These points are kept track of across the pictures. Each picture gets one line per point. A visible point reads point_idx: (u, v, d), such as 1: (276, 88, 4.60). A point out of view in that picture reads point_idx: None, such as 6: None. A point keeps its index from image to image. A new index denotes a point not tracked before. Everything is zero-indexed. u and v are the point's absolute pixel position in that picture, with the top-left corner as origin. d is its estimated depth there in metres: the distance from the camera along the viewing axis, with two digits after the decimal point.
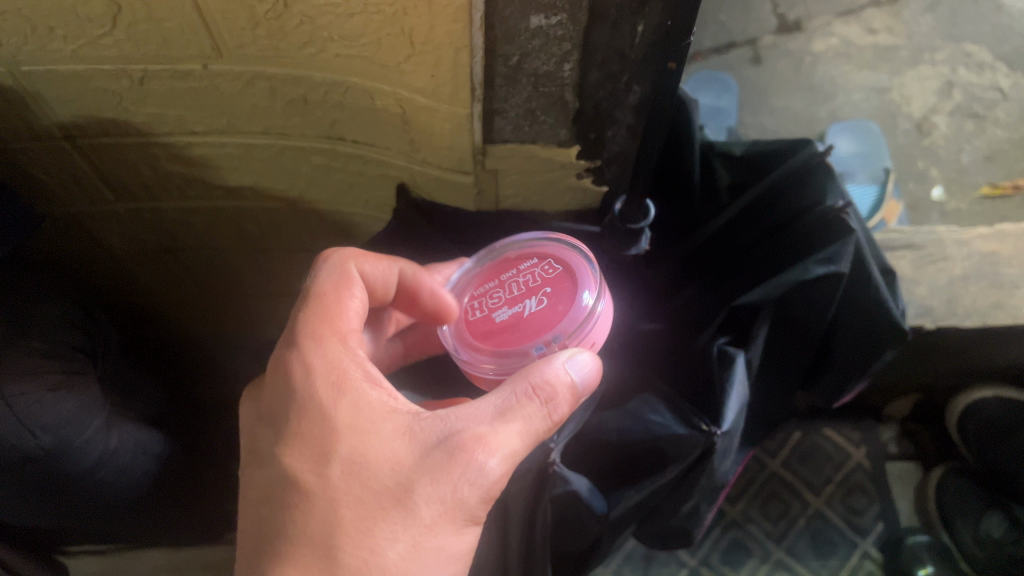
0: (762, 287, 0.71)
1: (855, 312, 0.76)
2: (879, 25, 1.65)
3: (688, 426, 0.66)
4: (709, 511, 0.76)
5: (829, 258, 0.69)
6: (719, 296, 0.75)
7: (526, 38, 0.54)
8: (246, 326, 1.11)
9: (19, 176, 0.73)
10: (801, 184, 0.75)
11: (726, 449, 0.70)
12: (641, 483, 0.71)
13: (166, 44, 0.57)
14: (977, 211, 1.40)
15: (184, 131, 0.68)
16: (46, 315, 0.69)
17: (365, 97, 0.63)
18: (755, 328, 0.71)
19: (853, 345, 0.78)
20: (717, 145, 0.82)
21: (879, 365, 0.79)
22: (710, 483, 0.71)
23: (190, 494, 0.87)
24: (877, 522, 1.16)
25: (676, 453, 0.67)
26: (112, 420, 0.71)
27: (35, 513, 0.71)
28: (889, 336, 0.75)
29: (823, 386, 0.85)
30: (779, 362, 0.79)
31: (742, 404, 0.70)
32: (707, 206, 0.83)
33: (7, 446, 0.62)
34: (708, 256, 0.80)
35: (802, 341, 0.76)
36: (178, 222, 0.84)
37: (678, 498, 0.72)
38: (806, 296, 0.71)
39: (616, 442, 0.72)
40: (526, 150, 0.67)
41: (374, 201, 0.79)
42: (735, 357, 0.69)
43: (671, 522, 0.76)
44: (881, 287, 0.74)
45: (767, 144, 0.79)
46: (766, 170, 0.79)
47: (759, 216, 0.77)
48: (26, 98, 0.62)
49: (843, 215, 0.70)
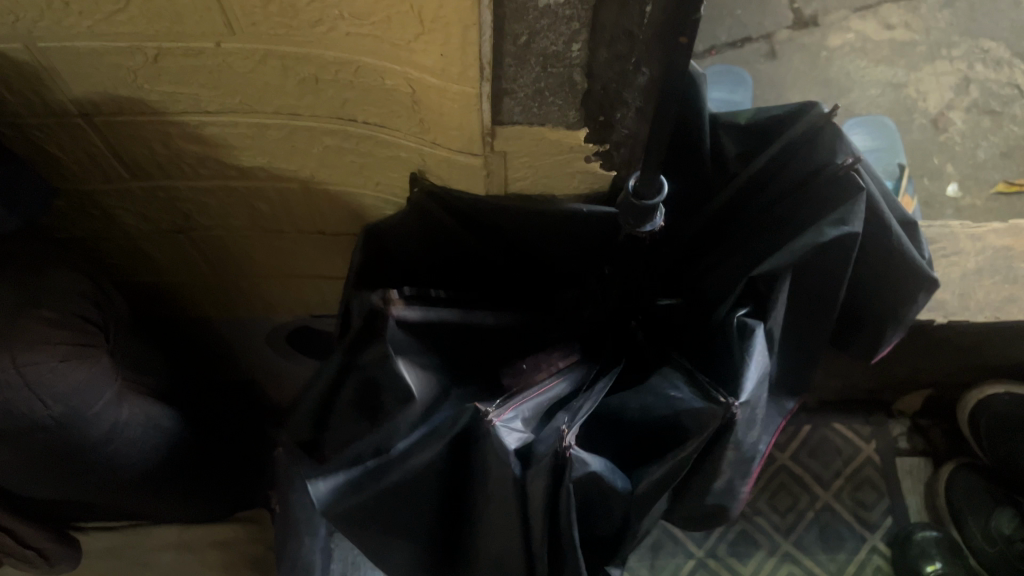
0: (778, 253, 0.71)
1: (874, 268, 0.76)
2: (896, 20, 1.62)
3: (706, 400, 0.64)
4: (745, 485, 0.73)
5: (842, 218, 0.70)
6: (738, 269, 0.75)
7: (534, 16, 0.55)
8: (261, 309, 1.11)
9: (38, 152, 0.76)
10: (810, 146, 0.73)
11: (751, 420, 0.68)
12: (663, 457, 0.67)
13: (179, 21, 0.58)
14: (993, 208, 1.41)
15: (198, 110, 0.70)
16: (59, 286, 0.70)
17: (375, 77, 0.63)
18: (775, 295, 0.71)
19: (882, 300, 0.78)
20: (722, 116, 0.80)
21: (914, 312, 0.78)
22: (739, 457, 0.69)
23: (198, 471, 0.89)
24: (886, 516, 1.22)
25: (696, 427, 0.65)
26: (123, 393, 0.75)
27: (50, 484, 0.74)
28: (915, 280, 0.75)
29: (859, 343, 0.84)
30: (805, 329, 0.79)
31: (765, 374, 0.69)
32: (716, 178, 0.82)
33: (18, 414, 0.65)
34: (726, 226, 0.80)
35: (823, 308, 0.76)
36: (194, 202, 0.86)
37: (709, 473, 0.69)
38: (825, 260, 0.71)
39: (637, 420, 0.70)
40: (535, 132, 0.66)
41: (386, 182, 0.79)
42: (756, 329, 0.68)
43: (706, 501, 0.73)
44: (904, 238, 0.73)
45: (770, 111, 0.77)
46: (774, 135, 0.77)
47: (774, 178, 0.76)
48: (42, 72, 0.64)
49: (853, 171, 0.70)
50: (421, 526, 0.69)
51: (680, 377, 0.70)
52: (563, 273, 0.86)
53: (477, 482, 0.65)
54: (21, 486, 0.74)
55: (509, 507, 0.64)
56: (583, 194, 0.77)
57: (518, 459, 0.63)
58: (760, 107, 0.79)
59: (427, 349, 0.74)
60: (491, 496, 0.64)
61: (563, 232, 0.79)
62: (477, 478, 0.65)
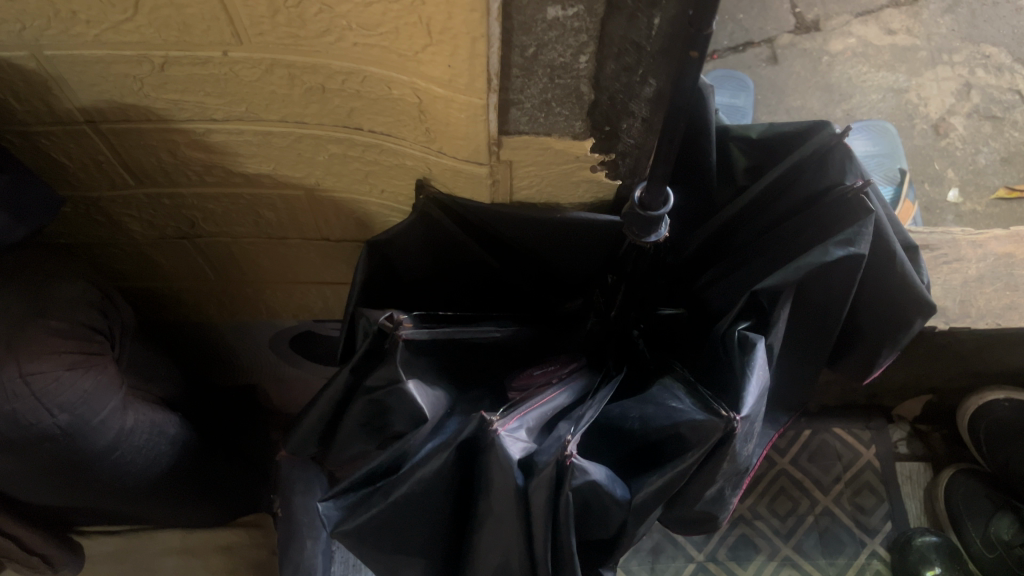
0: (782, 271, 0.71)
1: (874, 290, 0.77)
2: (897, 25, 1.62)
3: (706, 412, 0.65)
4: (733, 494, 0.73)
5: (848, 239, 0.69)
6: (740, 282, 0.75)
7: (542, 29, 0.55)
8: (264, 315, 1.11)
9: (44, 159, 0.76)
10: (820, 165, 0.74)
11: (749, 433, 0.68)
12: (662, 468, 0.67)
13: (186, 30, 0.58)
14: (995, 214, 1.42)
15: (204, 118, 0.70)
16: (66, 296, 0.71)
17: (381, 86, 0.63)
18: (777, 311, 0.71)
19: (879, 322, 0.78)
20: (733, 129, 0.80)
21: (911, 335, 0.78)
22: (733, 468, 0.69)
23: (201, 477, 0.90)
24: (886, 522, 1.23)
25: (695, 439, 0.65)
26: (128, 402, 0.75)
27: (54, 491, 0.74)
28: (913, 306, 0.76)
29: (851, 362, 0.84)
30: (802, 346, 0.79)
31: (765, 390, 0.69)
32: (722, 188, 0.83)
33: (24, 424, 0.64)
34: (729, 239, 0.81)
35: (822, 324, 0.76)
36: (198, 209, 0.86)
37: (702, 482, 0.68)
38: (827, 277, 0.71)
39: (637, 430, 0.71)
40: (541, 142, 0.66)
41: (390, 190, 0.79)
42: (757, 343, 0.68)
43: (694, 509, 0.72)
44: (904, 263, 0.74)
45: (783, 127, 0.77)
46: (783, 151, 0.77)
47: (782, 195, 0.76)
48: (49, 81, 0.64)
49: (861, 195, 0.70)
50: (425, 524, 0.69)
51: (683, 390, 0.70)
52: (571, 284, 0.87)
53: (481, 487, 0.65)
54: (26, 494, 0.75)
55: (511, 513, 0.64)
56: (587, 201, 0.77)
57: (521, 470, 0.63)
58: (772, 122, 0.78)
59: (433, 366, 0.76)
60: (494, 508, 0.64)
61: (569, 243, 0.79)
62: (481, 489, 0.65)
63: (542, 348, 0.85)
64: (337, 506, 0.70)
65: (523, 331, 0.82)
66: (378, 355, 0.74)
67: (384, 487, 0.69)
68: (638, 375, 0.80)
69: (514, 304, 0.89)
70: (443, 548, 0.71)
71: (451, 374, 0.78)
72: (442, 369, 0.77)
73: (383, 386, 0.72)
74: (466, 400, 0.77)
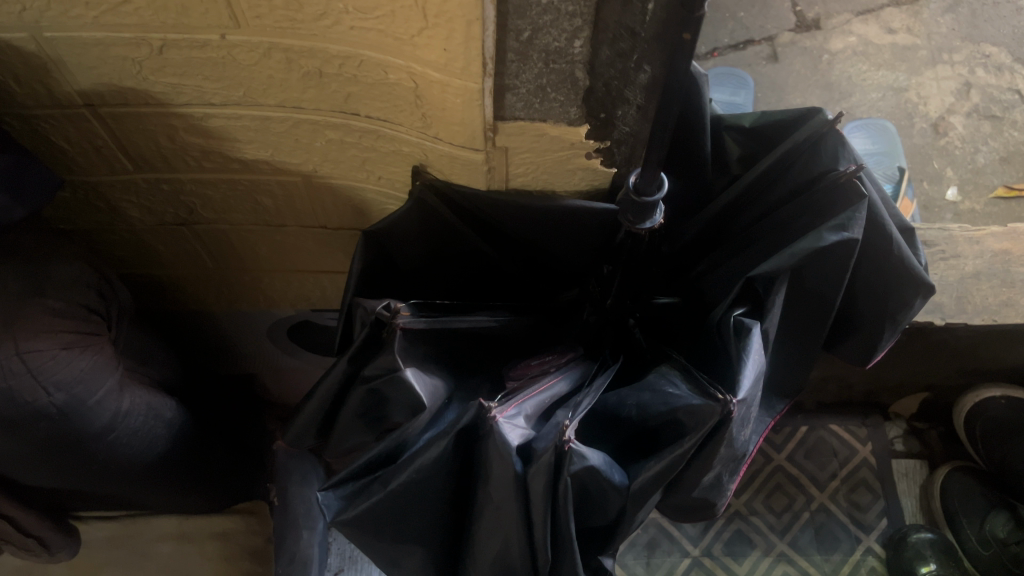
0: (776, 257, 0.71)
1: (871, 274, 0.77)
2: (898, 24, 1.62)
3: (703, 397, 0.65)
4: (732, 480, 0.74)
5: (842, 224, 0.70)
6: (736, 269, 0.75)
7: (537, 12, 0.55)
8: (263, 304, 1.11)
9: (42, 142, 0.76)
10: (813, 151, 0.74)
11: (746, 418, 0.68)
12: (660, 454, 0.67)
13: (184, 13, 0.59)
14: (994, 213, 1.42)
15: (202, 102, 0.70)
16: (64, 276, 0.71)
17: (379, 71, 0.63)
18: (772, 297, 0.71)
19: (876, 306, 0.79)
20: (727, 119, 0.82)
21: (910, 317, 0.78)
22: (731, 453, 0.69)
23: (196, 462, 0.90)
24: (881, 519, 1.23)
25: (692, 424, 0.65)
26: (124, 384, 0.76)
27: (49, 473, 0.75)
28: (909, 289, 0.76)
29: (851, 347, 0.85)
30: (797, 332, 0.80)
31: (761, 375, 0.69)
32: (717, 175, 0.84)
33: (21, 402, 0.65)
34: (724, 227, 0.81)
35: (817, 312, 0.77)
36: (196, 195, 0.86)
37: (699, 467, 0.69)
38: (820, 262, 0.72)
39: (635, 417, 0.71)
40: (537, 128, 0.67)
41: (388, 176, 0.79)
42: (752, 328, 0.68)
43: (692, 495, 0.73)
44: (902, 244, 0.74)
45: (777, 114, 0.78)
46: (776, 139, 0.78)
47: (776, 182, 0.77)
48: (48, 63, 0.65)
49: (854, 178, 0.70)
50: (425, 511, 0.70)
51: (678, 374, 0.70)
52: (567, 272, 0.87)
53: (479, 475, 0.65)
54: (23, 475, 0.75)
55: (510, 499, 0.64)
56: (583, 189, 0.77)
57: (519, 457, 0.63)
58: (765, 110, 0.79)
59: (432, 354, 0.75)
60: (494, 493, 0.65)
61: (567, 231, 0.79)
62: (480, 474, 0.66)
63: (539, 338, 0.85)
64: (337, 495, 0.71)
65: (517, 320, 0.81)
66: (377, 344, 0.74)
67: (383, 476, 0.69)
68: (635, 363, 0.81)
69: (512, 293, 0.90)
70: (444, 535, 0.72)
71: (451, 364, 0.78)
72: (441, 359, 0.77)
73: (381, 374, 0.71)
74: (463, 387, 0.78)
